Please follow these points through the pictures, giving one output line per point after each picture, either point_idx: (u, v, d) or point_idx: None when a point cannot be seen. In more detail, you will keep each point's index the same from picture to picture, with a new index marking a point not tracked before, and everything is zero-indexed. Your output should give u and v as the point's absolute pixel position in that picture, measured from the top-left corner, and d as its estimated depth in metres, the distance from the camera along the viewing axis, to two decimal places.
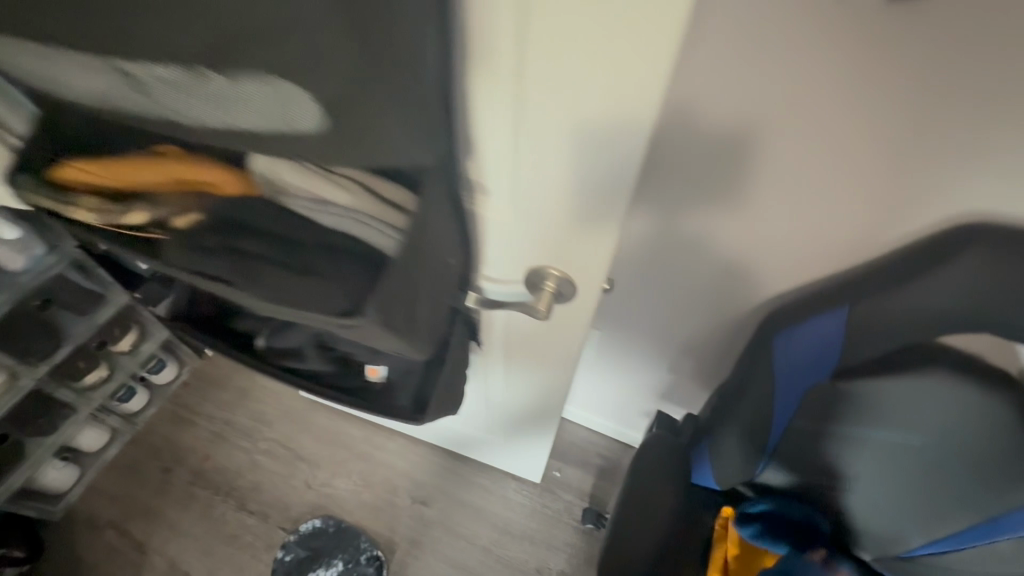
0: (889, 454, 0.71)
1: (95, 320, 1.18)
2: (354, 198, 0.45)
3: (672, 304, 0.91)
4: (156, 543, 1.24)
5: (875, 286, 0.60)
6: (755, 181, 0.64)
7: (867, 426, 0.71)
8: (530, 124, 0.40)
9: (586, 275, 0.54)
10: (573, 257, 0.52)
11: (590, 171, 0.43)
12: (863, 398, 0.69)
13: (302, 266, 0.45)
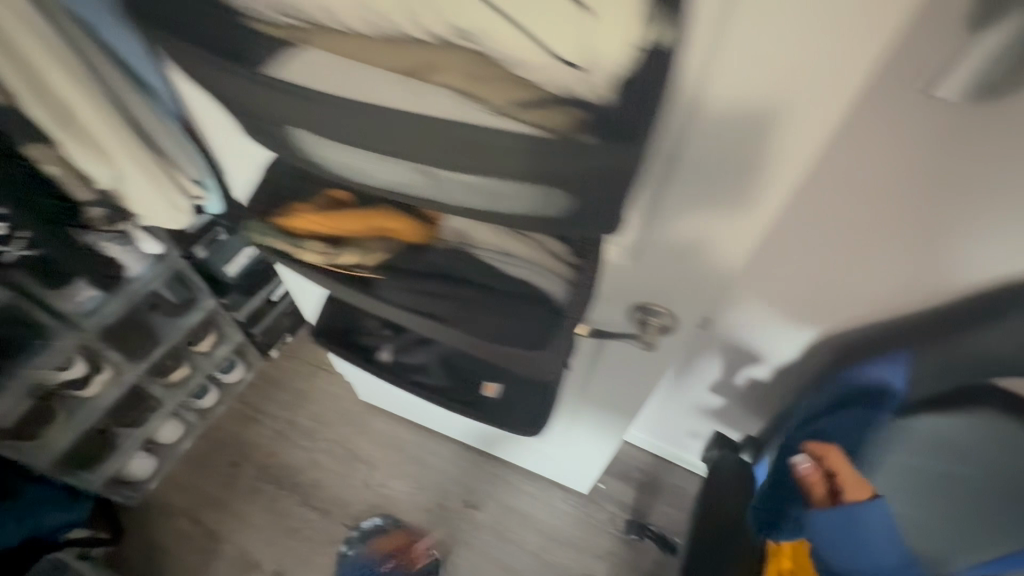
0: (919, 477, 0.82)
1: (185, 324, 1.25)
2: (537, 252, 0.50)
3: (740, 354, 0.93)
4: (226, 531, 1.31)
5: (938, 335, 0.71)
6: (846, 242, 0.67)
7: (902, 450, 0.83)
8: (665, 188, 0.45)
9: (688, 310, 0.61)
10: (683, 304, 0.59)
11: (738, 242, 0.48)
12: (909, 428, 0.82)
13: (485, 305, 0.51)
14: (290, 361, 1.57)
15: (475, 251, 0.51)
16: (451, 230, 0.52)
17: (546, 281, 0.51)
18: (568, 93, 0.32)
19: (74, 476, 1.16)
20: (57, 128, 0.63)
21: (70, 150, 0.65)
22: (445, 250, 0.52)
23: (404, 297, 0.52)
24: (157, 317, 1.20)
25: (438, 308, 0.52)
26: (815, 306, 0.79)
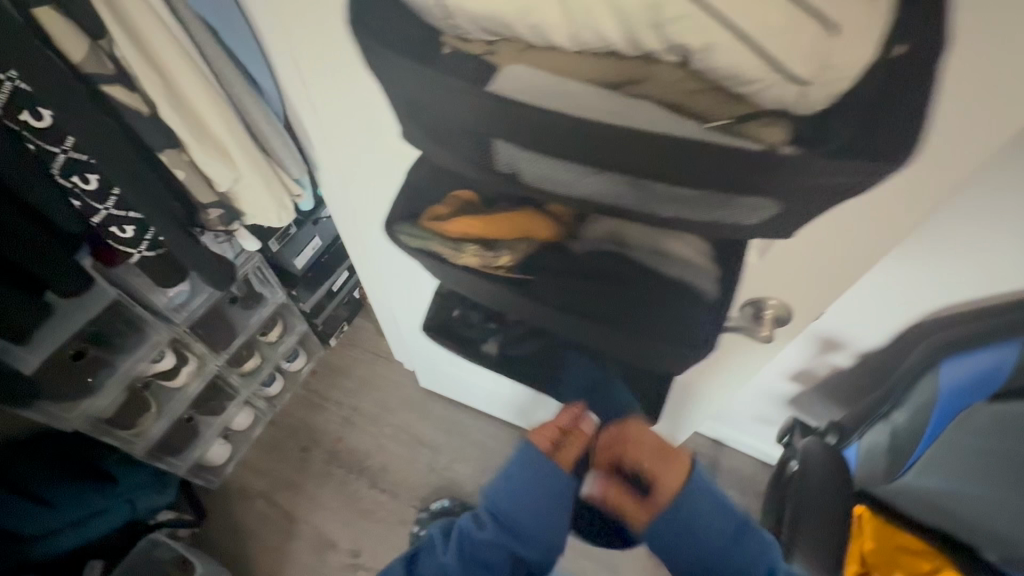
0: (994, 460, 0.78)
1: (258, 314, 1.29)
2: (697, 251, 0.47)
3: (828, 342, 0.96)
4: (303, 512, 1.37)
5: None
6: (955, 239, 0.71)
7: (976, 435, 0.78)
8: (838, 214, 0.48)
9: (810, 302, 0.62)
10: (812, 295, 0.60)
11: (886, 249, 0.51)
12: (991, 415, 0.75)
13: (641, 307, 0.49)
14: (349, 349, 1.60)
15: (630, 254, 0.49)
16: (604, 231, 0.49)
17: (699, 279, 0.48)
18: (780, 110, 0.34)
19: (165, 462, 1.23)
20: (190, 138, 0.65)
21: (198, 155, 0.67)
22: (600, 252, 0.50)
23: (560, 300, 0.51)
24: (234, 309, 1.25)
25: (595, 309, 0.50)
26: (910, 293, 0.81)
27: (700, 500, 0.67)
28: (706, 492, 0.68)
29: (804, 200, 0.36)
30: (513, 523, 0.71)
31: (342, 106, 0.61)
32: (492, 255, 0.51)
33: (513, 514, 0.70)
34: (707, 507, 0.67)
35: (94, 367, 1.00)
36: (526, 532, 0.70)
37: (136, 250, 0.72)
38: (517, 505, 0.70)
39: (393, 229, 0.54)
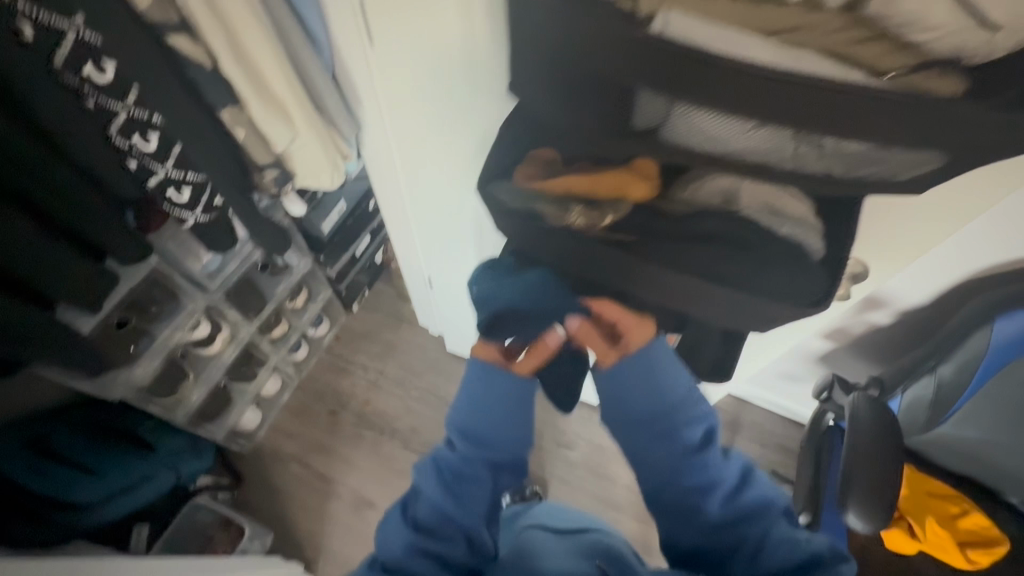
0: None
1: (287, 281, 1.27)
2: (805, 208, 0.47)
3: (882, 309, 0.97)
4: (338, 474, 1.37)
5: None
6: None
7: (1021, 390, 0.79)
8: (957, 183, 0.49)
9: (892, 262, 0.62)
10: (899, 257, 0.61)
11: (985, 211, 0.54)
12: None
13: (758, 262, 0.47)
14: (371, 314, 1.58)
15: (740, 211, 0.47)
16: (716, 187, 0.48)
17: (808, 237, 0.47)
18: (953, 56, 0.33)
19: (203, 429, 1.23)
20: (251, 94, 0.62)
21: (258, 114, 0.64)
22: (707, 211, 0.49)
23: (666, 254, 0.49)
24: (262, 276, 1.22)
25: (707, 264, 0.48)
26: (967, 254, 0.81)
27: (657, 361, 0.63)
28: (663, 351, 0.64)
29: (969, 156, 0.34)
30: (478, 433, 0.67)
31: (417, 58, 0.58)
32: (595, 213, 0.51)
33: (479, 428, 0.67)
34: (667, 367, 0.63)
35: (136, 335, 0.98)
36: (499, 439, 0.67)
37: (193, 213, 0.71)
38: (482, 420, 0.66)
39: (487, 189, 0.55)
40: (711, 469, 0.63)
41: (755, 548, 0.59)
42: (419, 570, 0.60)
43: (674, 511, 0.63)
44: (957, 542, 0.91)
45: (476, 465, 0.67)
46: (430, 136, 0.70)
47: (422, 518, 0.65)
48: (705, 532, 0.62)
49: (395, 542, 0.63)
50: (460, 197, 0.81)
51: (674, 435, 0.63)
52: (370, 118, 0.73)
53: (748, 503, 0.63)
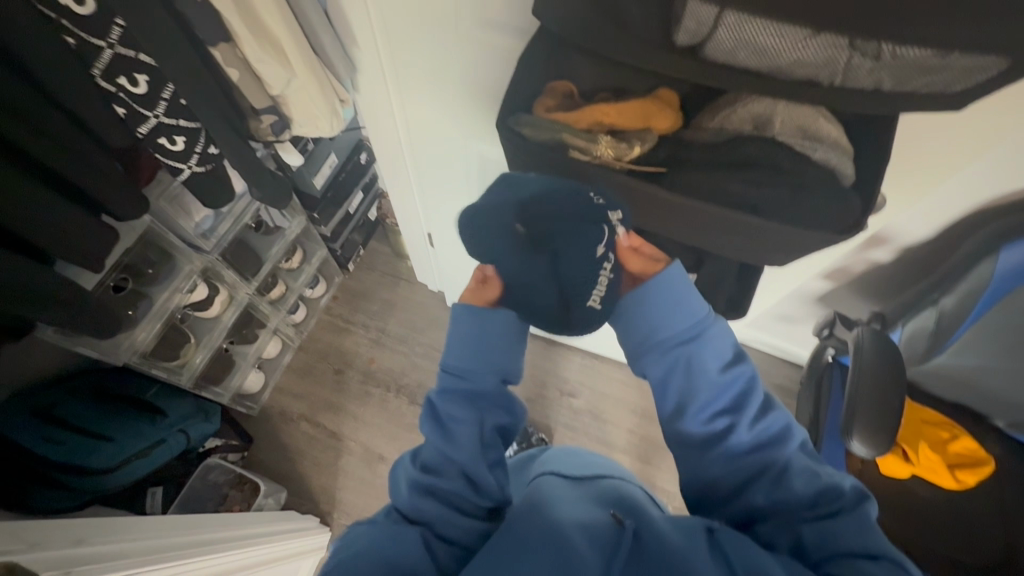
0: None
1: (284, 239, 1.24)
2: (836, 132, 0.47)
3: (882, 248, 0.97)
4: (347, 430, 1.38)
5: None
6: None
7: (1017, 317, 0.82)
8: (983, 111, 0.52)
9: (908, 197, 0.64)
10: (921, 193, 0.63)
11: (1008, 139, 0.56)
12: None
13: (791, 190, 0.47)
14: (367, 273, 1.55)
15: (774, 136, 0.47)
16: (749, 112, 0.47)
17: (840, 160, 0.47)
18: None
19: (206, 392, 1.23)
20: (244, 29, 0.58)
21: (255, 53, 0.61)
22: (739, 137, 0.48)
23: (700, 185, 0.48)
24: (255, 235, 1.19)
25: (736, 194, 0.47)
26: (972, 191, 0.81)
27: (671, 286, 0.60)
28: (679, 276, 0.60)
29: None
30: (463, 367, 0.57)
31: None
32: (624, 145, 0.50)
33: (463, 362, 0.57)
34: (685, 291, 0.60)
35: (135, 299, 0.95)
36: (487, 373, 0.57)
37: (186, 164, 0.70)
38: (465, 355, 0.57)
39: (506, 124, 0.52)
40: (735, 395, 0.58)
41: (780, 475, 0.54)
42: (427, 509, 0.51)
43: (691, 442, 0.59)
44: (947, 464, 0.96)
45: (464, 402, 0.56)
46: (434, 77, 0.66)
47: (425, 459, 0.55)
48: (726, 463, 0.56)
49: (400, 493, 0.54)
50: (462, 146, 0.77)
51: (695, 357, 0.59)
52: (366, 58, 0.68)
53: (775, 428, 0.56)
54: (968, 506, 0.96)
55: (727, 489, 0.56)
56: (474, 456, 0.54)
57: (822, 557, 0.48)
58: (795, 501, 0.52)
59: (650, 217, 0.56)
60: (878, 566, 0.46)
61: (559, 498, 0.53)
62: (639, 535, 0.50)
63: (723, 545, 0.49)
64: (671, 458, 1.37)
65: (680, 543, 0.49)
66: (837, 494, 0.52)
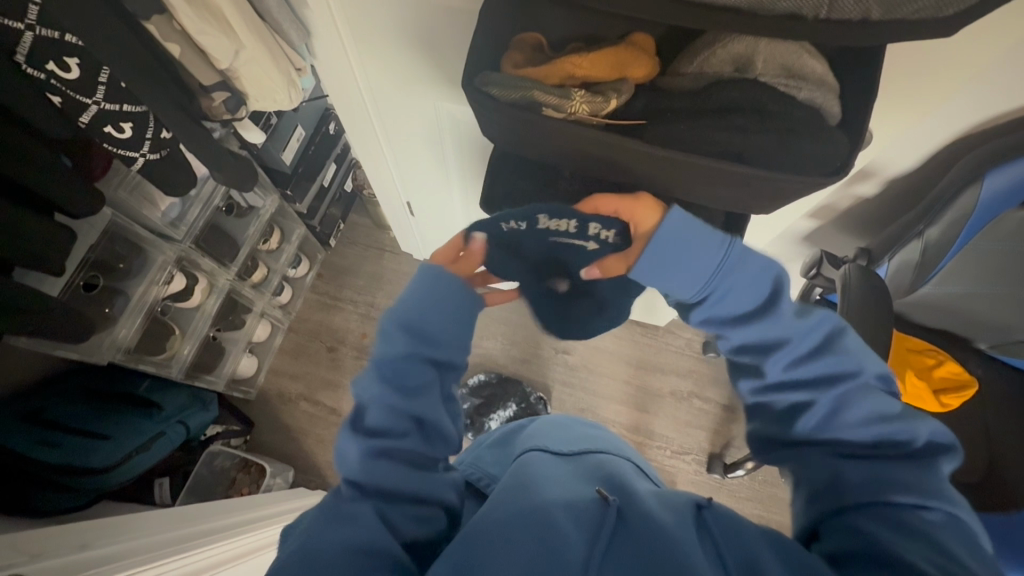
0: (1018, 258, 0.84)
1: (260, 219, 1.19)
2: (822, 69, 0.45)
3: (866, 182, 0.96)
4: (348, 405, 1.39)
5: None
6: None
7: (1000, 241, 0.83)
8: (976, 37, 0.49)
9: (894, 131, 0.62)
10: (907, 125, 0.62)
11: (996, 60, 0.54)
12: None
13: (779, 135, 0.44)
14: (350, 248, 1.51)
15: (756, 78, 0.45)
16: (729, 53, 0.44)
17: (826, 98, 0.45)
18: None
19: (200, 381, 1.21)
20: None
21: (194, 21, 0.56)
22: (720, 81, 0.46)
23: (684, 137, 0.46)
24: (228, 219, 1.14)
25: (722, 141, 0.45)
26: (958, 117, 0.79)
27: (687, 229, 0.56)
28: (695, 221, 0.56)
29: None
30: (430, 333, 0.58)
31: None
32: (599, 98, 0.47)
33: (427, 325, 0.57)
34: (698, 233, 0.56)
35: (109, 297, 0.93)
36: (439, 333, 0.58)
37: (139, 152, 0.67)
38: (428, 313, 0.57)
39: (473, 85, 0.48)
40: (777, 329, 0.57)
41: (825, 417, 0.54)
42: (386, 472, 0.51)
43: (733, 367, 0.63)
44: (933, 389, 0.99)
45: (422, 365, 0.57)
46: (390, 35, 0.61)
47: (374, 426, 0.54)
48: (763, 394, 0.59)
49: (355, 462, 0.52)
50: (432, 108, 0.73)
51: (733, 293, 0.58)
52: (320, 23, 0.63)
53: (828, 369, 0.55)
54: (953, 427, 0.99)
55: (770, 417, 0.58)
56: (430, 404, 0.57)
57: (860, 500, 0.50)
58: (842, 443, 0.53)
59: (633, 173, 0.53)
60: (922, 521, 0.47)
61: (549, 479, 0.56)
62: (625, 512, 0.51)
63: (707, 520, 0.51)
64: (667, 405, 1.40)
65: (667, 518, 0.50)
66: (900, 443, 0.52)
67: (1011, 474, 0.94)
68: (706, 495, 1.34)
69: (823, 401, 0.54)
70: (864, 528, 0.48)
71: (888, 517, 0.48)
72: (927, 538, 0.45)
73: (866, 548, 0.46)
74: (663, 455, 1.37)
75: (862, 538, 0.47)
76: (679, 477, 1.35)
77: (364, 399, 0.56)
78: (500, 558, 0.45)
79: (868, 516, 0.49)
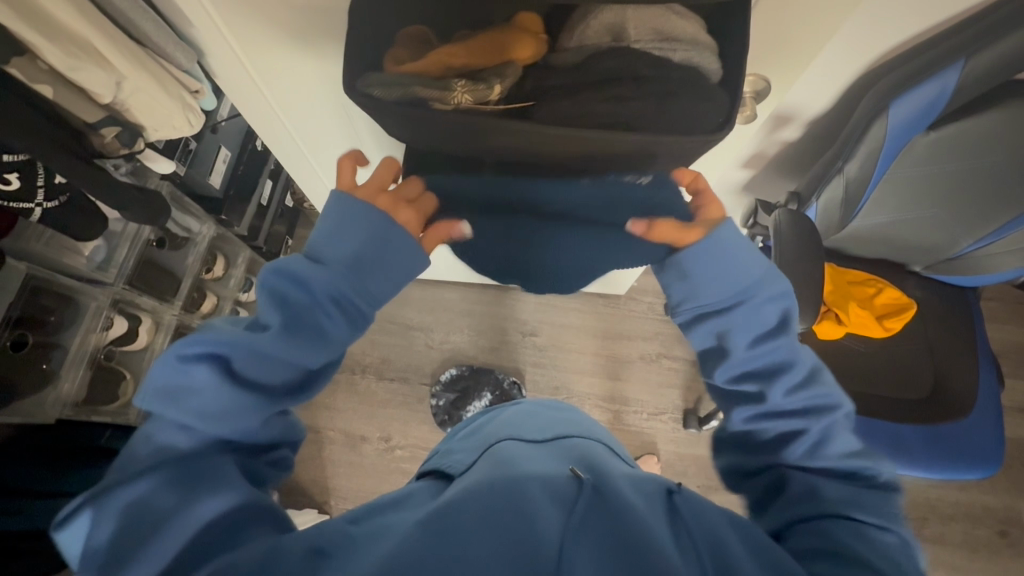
0: (932, 181, 0.88)
1: (198, 249, 1.15)
2: (693, 28, 0.45)
3: (786, 127, 0.98)
4: (323, 421, 1.37)
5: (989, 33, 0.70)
6: None
7: (914, 167, 0.86)
8: None
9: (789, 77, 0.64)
10: None
11: None
12: (932, 148, 0.83)
13: (663, 97, 0.45)
14: None
15: (632, 45, 0.45)
16: (602, 24, 0.45)
17: (704, 56, 0.45)
18: None
19: None
20: (32, 33, 0.51)
21: (65, 61, 0.54)
22: (600, 53, 0.46)
23: (569, 112, 0.47)
24: (166, 254, 1.09)
25: (609, 112, 0.46)
26: (856, 53, 0.82)
27: (733, 248, 0.60)
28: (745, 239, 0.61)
29: None
30: (355, 304, 0.54)
31: None
32: (482, 86, 0.47)
33: (348, 246, 0.54)
34: (746, 258, 0.60)
35: (45, 352, 0.90)
36: (354, 276, 0.53)
37: (35, 203, 0.65)
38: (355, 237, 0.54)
39: (356, 87, 0.48)
40: (773, 359, 0.59)
41: (813, 445, 0.55)
42: (251, 423, 0.49)
43: (723, 396, 0.62)
44: (875, 315, 1.03)
45: (330, 314, 0.52)
46: (279, 44, 0.60)
47: (253, 378, 0.49)
48: (757, 418, 0.58)
49: (238, 416, 0.48)
50: (343, 113, 0.72)
51: (741, 315, 0.60)
52: (207, 40, 0.62)
53: (818, 402, 0.57)
54: (897, 348, 1.05)
55: (759, 442, 0.58)
56: (332, 350, 0.54)
57: (837, 511, 0.50)
58: (822, 469, 0.55)
59: (540, 154, 0.53)
60: (886, 538, 0.49)
61: (525, 457, 0.56)
62: (601, 491, 0.50)
63: (682, 507, 0.51)
64: (636, 369, 1.43)
65: (636, 500, 0.50)
66: (870, 476, 0.54)
67: (954, 385, 1.00)
68: (686, 449, 1.38)
69: (816, 429, 0.56)
70: (833, 534, 0.48)
71: (857, 530, 0.49)
72: (892, 556, 0.47)
73: (835, 549, 0.47)
74: (639, 418, 1.40)
75: (828, 542, 0.48)
76: (658, 437, 1.39)
77: (239, 360, 0.48)
78: (467, 538, 0.43)
79: (836, 522, 0.49)
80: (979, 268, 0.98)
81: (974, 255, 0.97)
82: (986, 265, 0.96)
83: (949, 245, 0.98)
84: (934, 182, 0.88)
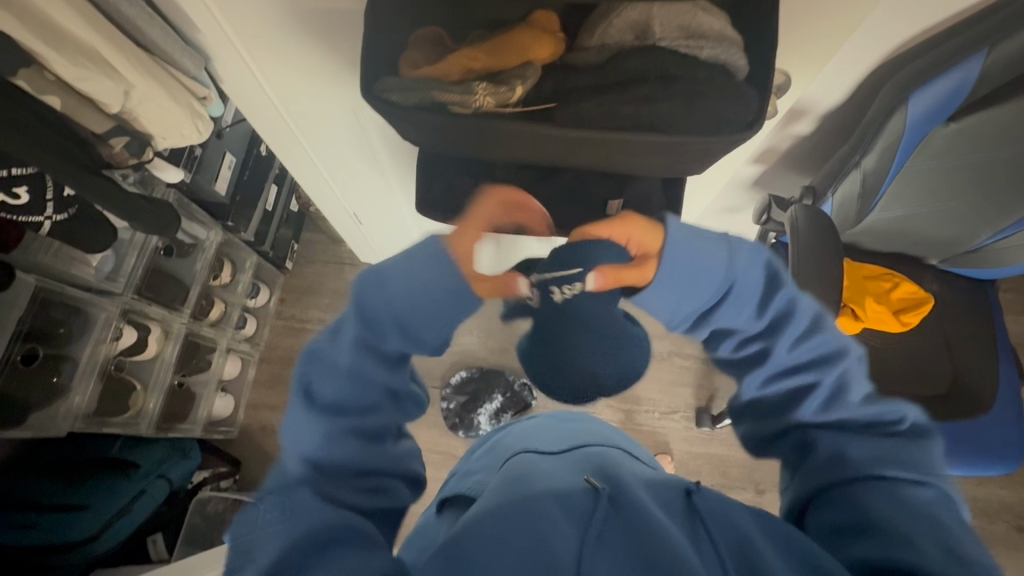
0: (953, 174, 0.86)
1: (205, 255, 1.14)
2: (720, 25, 0.43)
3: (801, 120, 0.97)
4: None
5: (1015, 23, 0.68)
6: None
7: (934, 160, 0.84)
8: None
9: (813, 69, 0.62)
10: None
11: None
12: (953, 141, 0.81)
13: (690, 97, 0.44)
14: (308, 268, 1.46)
15: (657, 43, 0.44)
16: (625, 22, 0.43)
17: (732, 54, 0.44)
18: None
19: (175, 431, 1.17)
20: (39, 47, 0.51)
21: (71, 68, 0.54)
22: (624, 52, 0.45)
23: (591, 115, 0.45)
24: (173, 261, 1.09)
25: (631, 114, 0.45)
26: (874, 45, 0.80)
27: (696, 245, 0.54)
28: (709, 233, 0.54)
29: None
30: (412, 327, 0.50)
31: None
32: (502, 88, 0.45)
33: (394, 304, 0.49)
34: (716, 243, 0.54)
35: (55, 364, 0.90)
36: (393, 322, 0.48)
37: (44, 215, 0.66)
38: (403, 300, 0.49)
39: (372, 92, 0.46)
40: (774, 319, 0.55)
41: (825, 403, 0.53)
42: (348, 455, 0.47)
43: (731, 362, 0.60)
44: (893, 311, 1.01)
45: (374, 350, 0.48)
46: (286, 47, 0.59)
47: (329, 399, 0.47)
48: (766, 383, 0.56)
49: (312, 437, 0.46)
50: (352, 116, 0.70)
51: (727, 299, 0.56)
52: (213, 45, 0.60)
53: (826, 352, 0.54)
54: (914, 343, 1.03)
55: (766, 410, 0.57)
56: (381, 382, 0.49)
57: (865, 473, 0.50)
58: (845, 422, 0.53)
59: (559, 157, 0.52)
60: (922, 492, 0.48)
61: (547, 469, 0.55)
62: (619, 498, 0.49)
63: (701, 507, 0.50)
64: (648, 368, 1.42)
65: (657, 505, 0.49)
66: (893, 423, 0.53)
67: (973, 380, 0.98)
68: (700, 448, 1.37)
69: (827, 382, 0.53)
70: (863, 501, 0.48)
71: (888, 489, 0.49)
72: (925, 511, 0.47)
73: (865, 520, 0.47)
74: (652, 417, 1.39)
75: (860, 511, 0.48)
76: (671, 436, 1.38)
77: (316, 390, 0.47)
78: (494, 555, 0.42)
79: (874, 487, 0.49)
80: (998, 260, 0.96)
81: (993, 247, 0.95)
82: (1005, 257, 0.95)
83: (968, 238, 0.96)
84: (953, 175, 0.86)
